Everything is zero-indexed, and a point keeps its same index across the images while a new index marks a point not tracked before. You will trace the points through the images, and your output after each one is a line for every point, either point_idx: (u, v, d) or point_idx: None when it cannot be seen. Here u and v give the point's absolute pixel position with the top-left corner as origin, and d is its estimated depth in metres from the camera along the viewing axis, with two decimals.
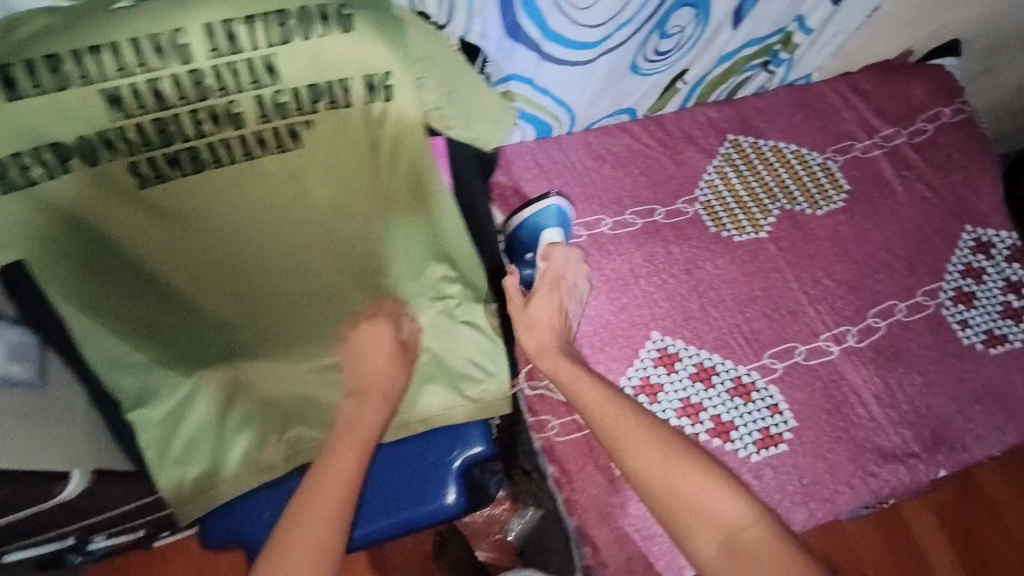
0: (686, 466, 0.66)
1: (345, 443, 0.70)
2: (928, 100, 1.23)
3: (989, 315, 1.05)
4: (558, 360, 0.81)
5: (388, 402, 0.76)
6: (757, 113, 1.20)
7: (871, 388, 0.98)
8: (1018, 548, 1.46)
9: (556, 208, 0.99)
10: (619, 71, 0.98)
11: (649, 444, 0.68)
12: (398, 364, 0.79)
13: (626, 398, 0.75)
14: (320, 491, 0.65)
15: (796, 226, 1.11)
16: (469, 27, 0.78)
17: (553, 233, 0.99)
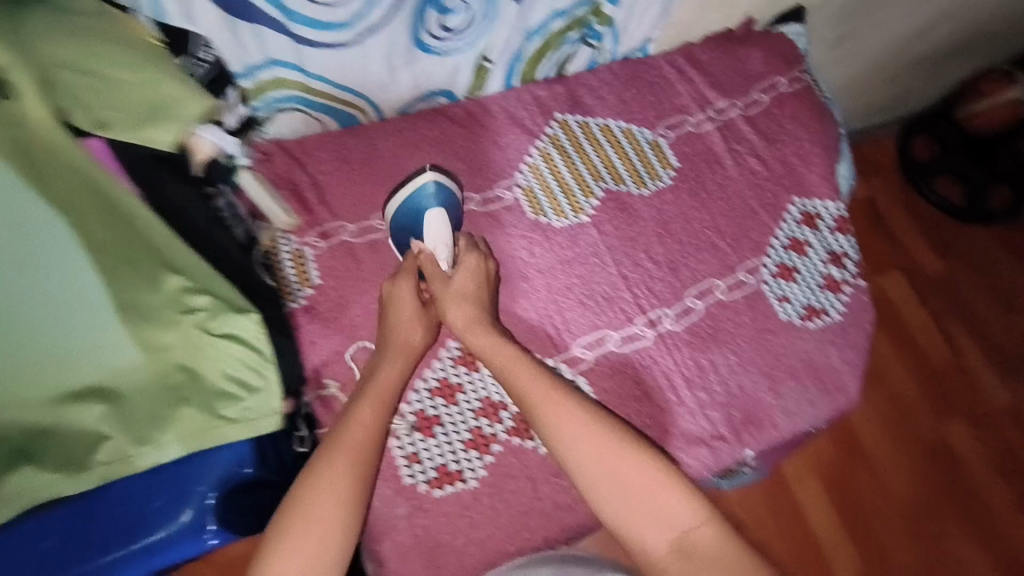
0: (635, 465, 0.73)
1: (365, 401, 0.79)
2: (765, 69, 1.20)
3: (810, 287, 1.02)
4: (493, 341, 0.84)
5: (409, 356, 0.84)
6: (588, 89, 1.14)
7: (684, 373, 0.94)
8: (896, 502, 1.49)
9: (431, 185, 0.92)
10: (402, 51, 0.92)
11: (600, 443, 0.74)
12: (417, 323, 0.86)
13: (568, 390, 0.80)
14: (353, 448, 0.75)
15: (621, 208, 1.06)
16: (163, 7, 0.74)
17: (434, 213, 0.91)
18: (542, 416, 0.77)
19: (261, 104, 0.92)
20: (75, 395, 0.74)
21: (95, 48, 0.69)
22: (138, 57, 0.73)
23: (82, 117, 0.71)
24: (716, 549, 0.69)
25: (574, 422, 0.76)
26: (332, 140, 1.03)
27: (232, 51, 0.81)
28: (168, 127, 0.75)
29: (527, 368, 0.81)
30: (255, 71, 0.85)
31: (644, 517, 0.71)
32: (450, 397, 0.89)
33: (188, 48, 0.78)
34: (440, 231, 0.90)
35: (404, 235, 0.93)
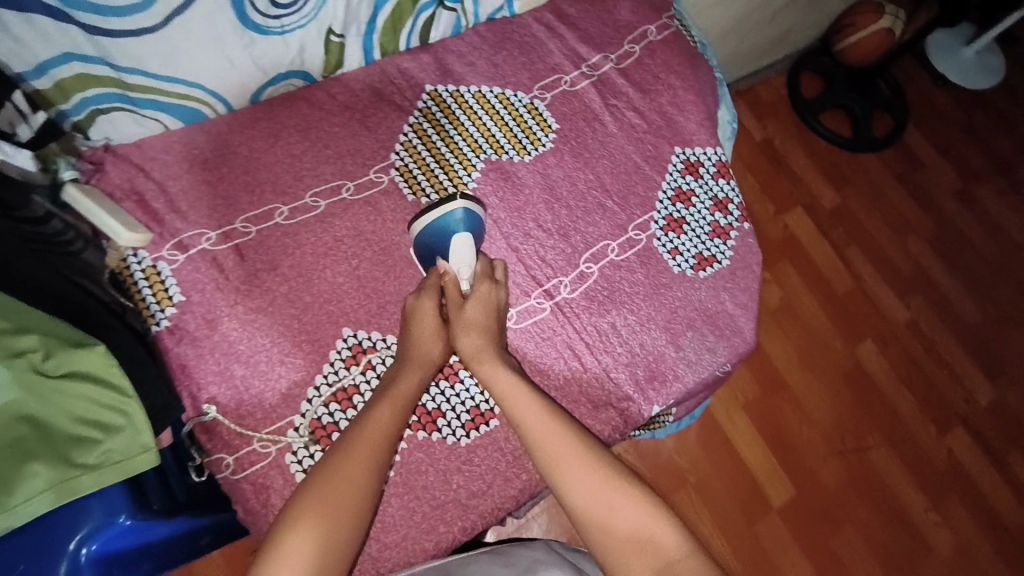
0: (629, 499, 0.74)
1: (384, 399, 0.79)
2: (634, 18, 1.18)
3: (699, 237, 1.03)
4: (497, 365, 0.83)
5: (426, 368, 0.84)
6: (457, 56, 1.09)
7: (584, 337, 0.93)
8: (811, 423, 1.58)
9: (461, 210, 0.89)
10: (227, 33, 0.84)
11: (596, 472, 0.75)
12: (437, 335, 0.86)
13: (570, 418, 0.80)
14: (367, 448, 0.74)
15: (505, 177, 1.02)
16: None
17: (462, 239, 0.90)
18: (541, 435, 0.78)
19: (71, 107, 0.81)
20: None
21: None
22: None
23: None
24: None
25: (567, 447, 0.77)
26: (178, 138, 0.93)
27: (10, 48, 0.70)
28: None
29: (527, 393, 0.80)
30: (48, 68, 0.74)
31: (628, 544, 0.71)
32: (346, 400, 0.85)
33: None
34: (466, 257, 0.89)
35: (427, 253, 0.91)
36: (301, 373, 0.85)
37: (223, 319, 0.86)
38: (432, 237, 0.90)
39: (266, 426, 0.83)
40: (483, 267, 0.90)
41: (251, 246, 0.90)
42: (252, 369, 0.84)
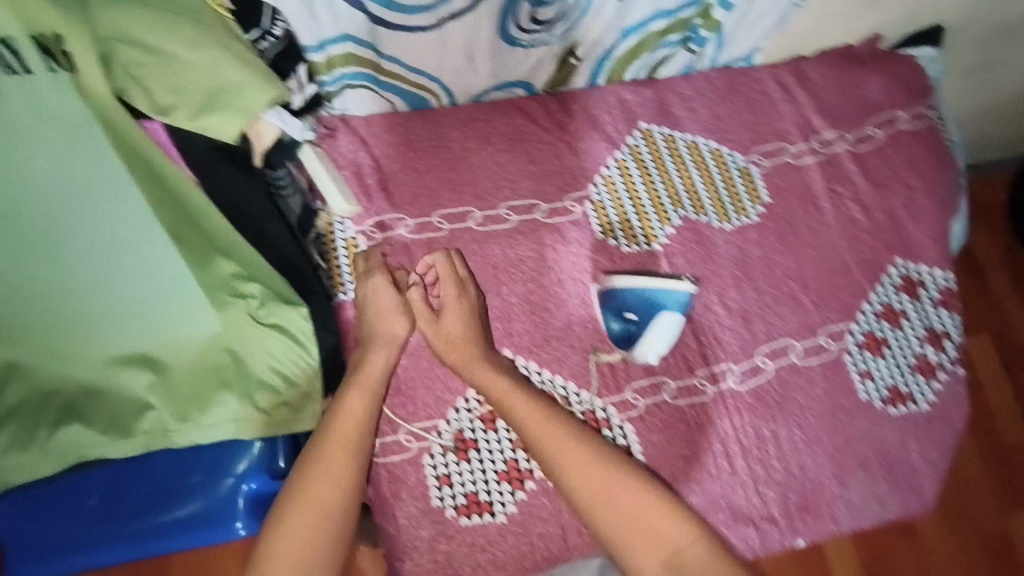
0: (630, 489, 0.77)
1: (351, 386, 0.77)
2: (886, 99, 1.02)
3: (898, 367, 0.92)
4: (482, 363, 0.83)
5: (392, 346, 0.82)
6: (680, 98, 1.02)
7: (740, 438, 0.88)
8: None
9: (684, 294, 0.84)
10: (484, 38, 0.82)
11: (591, 474, 0.77)
12: (397, 313, 0.84)
13: (561, 414, 0.81)
14: (344, 440, 0.74)
15: (698, 241, 0.96)
16: None
17: (671, 320, 0.85)
18: (535, 439, 0.79)
19: (330, 79, 0.83)
20: (131, 358, 0.76)
21: (162, 23, 0.58)
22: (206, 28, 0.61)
23: (139, 98, 0.60)
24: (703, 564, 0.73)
25: (568, 458, 0.78)
26: (401, 122, 0.96)
27: (303, 23, 0.72)
28: (229, 119, 0.61)
29: (521, 394, 0.81)
30: (326, 44, 0.76)
31: (635, 536, 0.75)
32: (490, 422, 0.85)
33: (258, 19, 0.68)
34: (665, 338, 0.86)
35: (615, 308, 0.87)
36: (455, 381, 0.86)
37: None
38: (637, 301, 0.85)
39: (417, 420, 0.84)
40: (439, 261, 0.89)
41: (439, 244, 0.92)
42: (414, 364, 0.86)
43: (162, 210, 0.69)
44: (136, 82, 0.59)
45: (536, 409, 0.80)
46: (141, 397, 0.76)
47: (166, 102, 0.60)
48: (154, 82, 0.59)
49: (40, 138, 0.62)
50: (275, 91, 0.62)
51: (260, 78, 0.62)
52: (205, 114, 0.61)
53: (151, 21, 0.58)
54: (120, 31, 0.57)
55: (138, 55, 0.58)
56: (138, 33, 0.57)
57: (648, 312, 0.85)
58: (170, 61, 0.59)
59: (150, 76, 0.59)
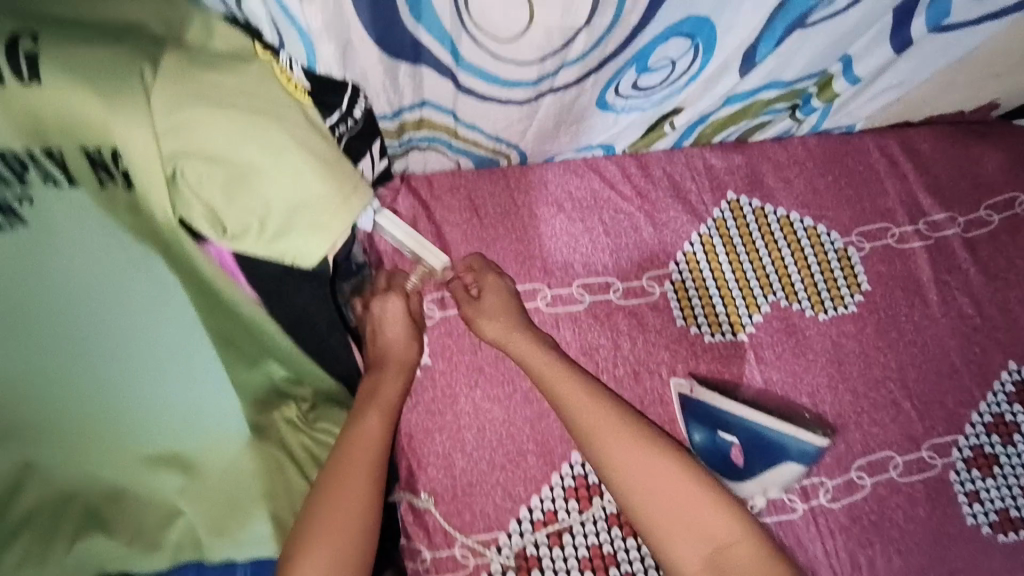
0: (679, 481, 0.63)
1: (370, 407, 0.67)
2: (1002, 177, 0.95)
3: (1010, 488, 0.82)
4: (522, 336, 0.75)
5: (407, 373, 0.73)
6: (774, 166, 0.92)
7: (833, 565, 0.78)
8: None
9: (813, 448, 0.72)
10: (579, 108, 0.72)
11: (639, 458, 0.65)
12: (411, 336, 0.75)
13: (608, 395, 0.70)
14: (364, 460, 0.63)
15: (789, 331, 0.86)
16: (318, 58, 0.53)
17: (788, 468, 0.74)
18: (578, 418, 0.68)
19: (396, 143, 0.74)
20: (162, 459, 0.61)
21: (250, 135, 0.46)
22: (292, 126, 0.49)
23: (202, 221, 0.48)
24: (752, 568, 0.60)
25: (614, 434, 0.66)
26: (463, 185, 0.86)
27: (380, 93, 0.60)
28: (316, 240, 0.49)
29: (564, 369, 0.71)
30: (403, 112, 0.66)
31: (680, 533, 0.62)
32: (556, 537, 0.74)
33: (345, 101, 0.57)
34: (775, 484, 0.75)
35: (709, 426, 0.75)
36: (521, 484, 0.76)
37: (459, 399, 0.79)
38: (749, 436, 0.73)
39: (474, 532, 0.74)
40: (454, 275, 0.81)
41: None
42: (472, 465, 0.77)
43: (212, 318, 0.60)
44: (201, 201, 0.47)
45: (576, 380, 0.70)
46: (167, 506, 0.60)
47: (238, 226, 0.48)
48: (225, 205, 0.47)
49: (94, 248, 0.53)
50: (365, 202, 0.51)
51: (354, 185, 0.50)
52: (287, 237, 0.49)
53: (231, 127, 0.45)
54: (193, 145, 0.45)
55: (209, 171, 0.46)
56: (213, 146, 0.45)
57: (764, 453, 0.73)
58: (247, 179, 0.47)
59: (220, 198, 0.47)
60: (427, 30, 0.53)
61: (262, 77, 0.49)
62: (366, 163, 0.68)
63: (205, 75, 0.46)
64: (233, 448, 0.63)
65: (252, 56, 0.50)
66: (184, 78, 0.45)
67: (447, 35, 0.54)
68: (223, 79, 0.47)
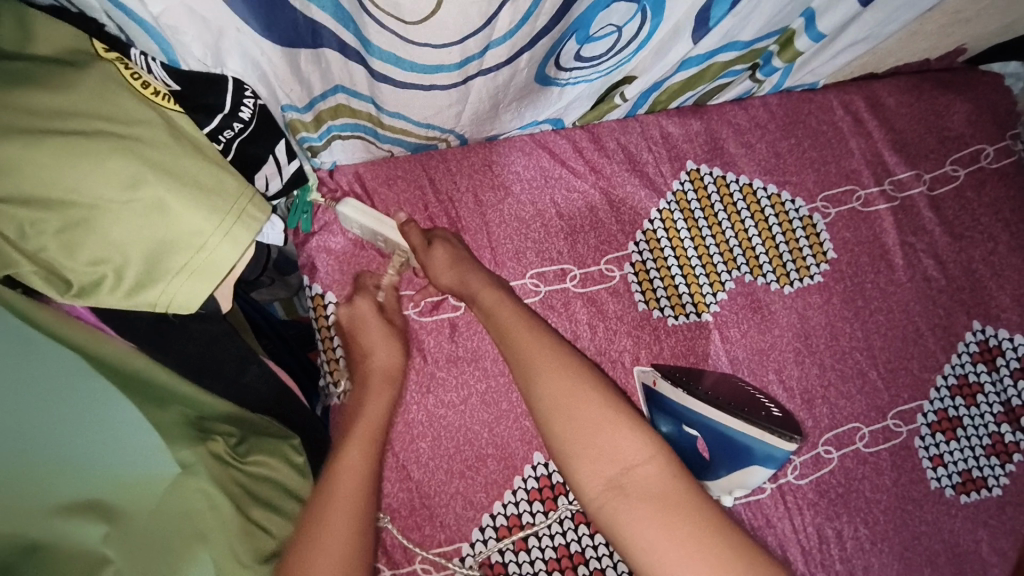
0: (591, 400, 0.59)
1: (351, 442, 0.64)
2: (969, 131, 0.91)
3: (973, 449, 0.81)
4: (472, 274, 0.70)
5: (393, 384, 0.70)
6: (734, 130, 0.86)
7: (801, 539, 0.76)
8: None
9: (784, 452, 0.70)
10: (516, 87, 0.64)
11: (554, 375, 0.61)
12: (393, 341, 0.72)
13: (544, 326, 0.66)
14: (348, 501, 0.60)
15: (755, 308, 0.82)
16: (184, 53, 0.45)
17: (753, 468, 0.72)
18: (508, 345, 0.65)
19: (316, 134, 0.65)
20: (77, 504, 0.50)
21: (82, 169, 0.40)
22: (143, 147, 0.42)
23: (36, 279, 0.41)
24: (655, 491, 0.55)
25: (544, 357, 0.62)
26: (403, 173, 0.78)
27: (280, 82, 0.52)
28: (191, 283, 0.45)
29: (507, 305, 0.67)
30: (315, 102, 0.57)
31: (586, 450, 0.58)
32: (519, 541, 0.72)
33: (226, 105, 0.50)
34: (741, 482, 0.73)
35: (672, 417, 0.74)
36: (483, 489, 0.73)
37: (412, 407, 0.74)
38: (713, 436, 0.71)
39: (434, 545, 0.71)
40: (409, 245, 0.73)
41: (456, 325, 0.77)
42: (430, 476, 0.73)
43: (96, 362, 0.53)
44: (31, 255, 0.41)
45: (520, 316, 0.66)
46: (93, 556, 0.50)
47: (86, 278, 0.42)
48: (64, 256, 0.41)
49: None
50: (261, 215, 0.47)
51: (235, 212, 0.45)
52: (153, 284, 0.44)
53: (58, 160, 0.39)
54: (8, 188, 0.39)
55: (37, 218, 0.40)
56: (32, 187, 0.39)
57: (731, 453, 0.72)
58: (87, 222, 0.41)
59: (54, 249, 0.41)
60: (321, 9, 0.45)
61: (101, 86, 0.42)
62: (269, 169, 0.58)
63: (14, 92, 0.39)
64: (160, 487, 0.53)
65: (90, 59, 0.43)
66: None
67: (348, 15, 0.46)
68: (45, 96, 0.40)
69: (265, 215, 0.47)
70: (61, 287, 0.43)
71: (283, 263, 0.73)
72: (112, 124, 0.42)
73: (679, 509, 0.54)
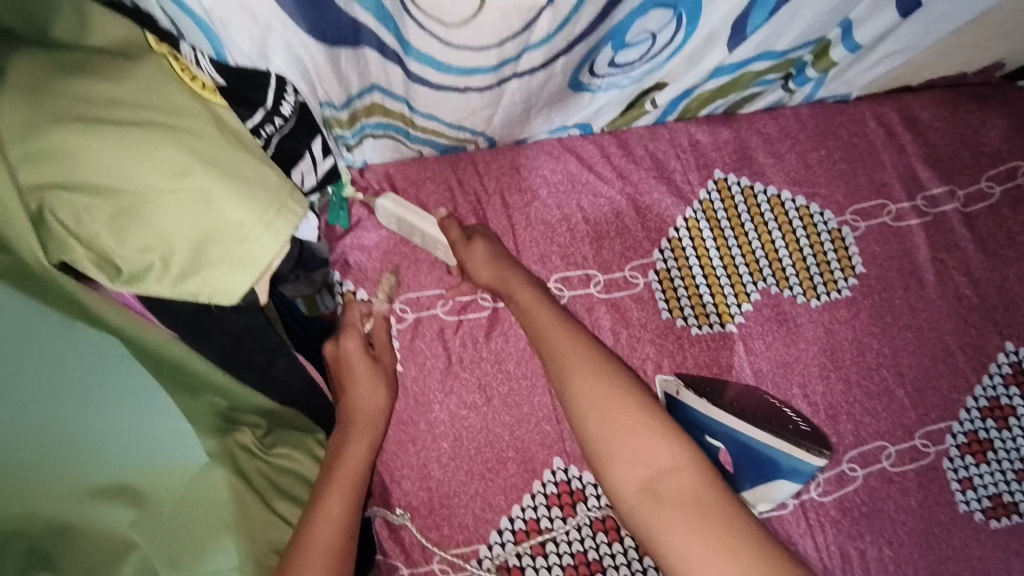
0: (627, 402, 0.59)
1: (331, 488, 0.59)
2: (1005, 147, 0.89)
3: (1004, 473, 0.79)
4: (512, 275, 0.70)
5: (375, 428, 0.66)
6: (764, 141, 0.85)
7: (823, 559, 0.75)
8: None
9: (814, 467, 0.71)
10: (548, 92, 0.64)
11: (590, 373, 0.61)
12: (376, 381, 0.69)
13: (582, 329, 0.66)
14: (324, 555, 0.55)
15: (780, 320, 0.81)
16: (230, 45, 0.46)
17: (781, 481, 0.72)
18: (547, 344, 0.65)
19: (349, 133, 0.66)
20: (107, 490, 0.51)
21: (133, 159, 0.41)
22: (192, 141, 0.43)
23: (90, 264, 0.43)
24: (688, 498, 0.54)
25: (584, 360, 0.63)
26: (432, 173, 0.79)
27: (319, 81, 0.52)
28: (233, 275, 0.45)
29: (546, 306, 0.68)
30: (351, 102, 0.58)
31: (620, 451, 0.57)
32: (536, 546, 0.71)
33: (266, 99, 0.50)
34: (773, 495, 0.72)
35: (692, 430, 0.72)
36: (501, 493, 0.73)
37: (432, 407, 0.74)
38: (739, 447, 0.70)
39: (452, 546, 0.71)
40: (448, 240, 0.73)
41: (480, 327, 0.77)
42: (448, 477, 0.73)
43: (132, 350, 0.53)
44: (87, 242, 0.42)
45: (559, 318, 0.66)
46: (122, 542, 0.51)
47: (134, 265, 0.43)
48: (115, 243, 0.42)
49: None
50: (301, 209, 0.47)
51: (277, 206, 0.46)
52: (196, 275, 0.44)
53: (114, 151, 0.41)
54: (70, 178, 0.40)
55: (91, 206, 0.41)
56: (86, 176, 0.40)
57: (757, 466, 0.71)
58: (138, 212, 0.42)
59: (105, 236, 0.42)
60: (365, 8, 0.45)
61: (154, 78, 0.43)
62: (306, 166, 0.60)
63: (73, 83, 0.41)
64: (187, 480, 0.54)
65: (145, 52, 0.44)
66: (38, 91, 0.40)
67: (391, 15, 0.47)
68: (104, 87, 0.42)
69: (305, 210, 0.47)
70: (112, 274, 0.44)
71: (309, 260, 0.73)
72: (163, 115, 0.43)
73: (711, 518, 0.53)
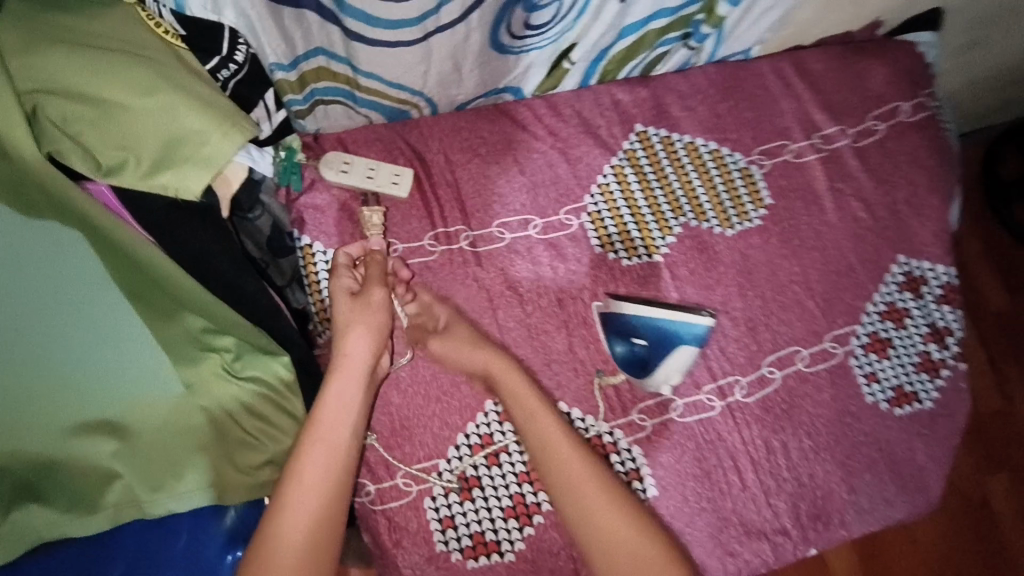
0: (574, 449, 0.74)
1: (313, 439, 0.68)
2: (888, 90, 1.02)
3: (904, 367, 0.90)
4: (473, 353, 0.80)
5: (361, 365, 0.73)
6: (677, 96, 0.97)
7: (750, 452, 0.85)
8: None
9: (702, 327, 0.80)
10: (472, 50, 0.75)
11: (545, 419, 0.75)
12: (361, 324, 0.76)
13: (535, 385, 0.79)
14: (309, 494, 0.66)
15: (700, 248, 0.92)
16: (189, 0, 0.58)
17: (684, 351, 0.82)
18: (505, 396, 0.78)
19: (301, 97, 0.76)
20: (94, 424, 0.66)
21: (110, 77, 0.56)
22: (155, 67, 0.58)
23: (76, 158, 0.57)
24: (616, 530, 0.70)
25: (546, 429, 0.75)
26: (381, 137, 0.89)
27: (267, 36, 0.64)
28: (193, 170, 0.59)
29: (503, 364, 0.79)
30: (298, 61, 0.68)
31: (567, 490, 0.72)
32: (492, 457, 0.80)
33: (222, 49, 0.62)
34: (675, 365, 0.82)
35: (624, 333, 0.82)
36: (459, 412, 0.81)
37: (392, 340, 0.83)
38: (655, 332, 0.81)
39: (415, 461, 0.79)
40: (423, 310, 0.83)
41: (432, 268, 0.86)
42: (410, 400, 0.81)
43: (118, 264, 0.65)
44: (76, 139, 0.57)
45: (514, 373, 0.78)
46: (114, 462, 0.66)
47: (114, 160, 0.58)
48: (99, 140, 0.57)
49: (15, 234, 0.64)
50: (247, 124, 0.61)
51: (228, 118, 0.60)
52: (163, 167, 0.59)
53: (97, 70, 0.56)
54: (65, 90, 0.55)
55: (80, 110, 0.56)
56: (75, 88, 0.55)
57: (663, 342, 0.81)
58: (117, 116, 0.57)
59: (91, 132, 0.57)
60: None
61: (125, 22, 0.59)
62: (260, 113, 0.70)
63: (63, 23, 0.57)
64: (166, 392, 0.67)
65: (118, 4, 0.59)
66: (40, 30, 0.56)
67: None
68: (89, 25, 0.58)
69: (252, 124, 0.62)
70: (94, 167, 0.58)
71: (278, 245, 0.79)
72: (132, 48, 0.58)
73: (632, 544, 0.70)
